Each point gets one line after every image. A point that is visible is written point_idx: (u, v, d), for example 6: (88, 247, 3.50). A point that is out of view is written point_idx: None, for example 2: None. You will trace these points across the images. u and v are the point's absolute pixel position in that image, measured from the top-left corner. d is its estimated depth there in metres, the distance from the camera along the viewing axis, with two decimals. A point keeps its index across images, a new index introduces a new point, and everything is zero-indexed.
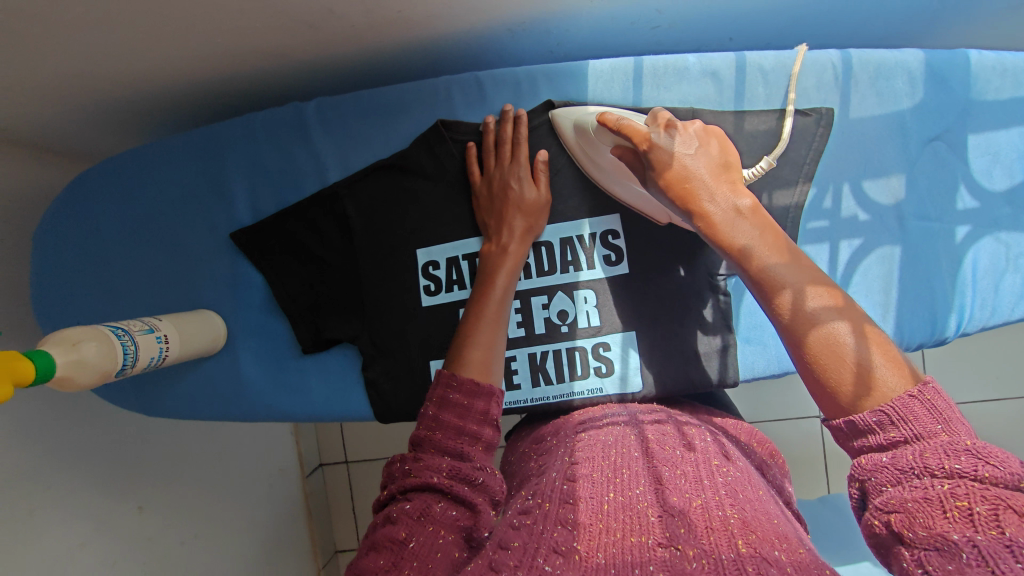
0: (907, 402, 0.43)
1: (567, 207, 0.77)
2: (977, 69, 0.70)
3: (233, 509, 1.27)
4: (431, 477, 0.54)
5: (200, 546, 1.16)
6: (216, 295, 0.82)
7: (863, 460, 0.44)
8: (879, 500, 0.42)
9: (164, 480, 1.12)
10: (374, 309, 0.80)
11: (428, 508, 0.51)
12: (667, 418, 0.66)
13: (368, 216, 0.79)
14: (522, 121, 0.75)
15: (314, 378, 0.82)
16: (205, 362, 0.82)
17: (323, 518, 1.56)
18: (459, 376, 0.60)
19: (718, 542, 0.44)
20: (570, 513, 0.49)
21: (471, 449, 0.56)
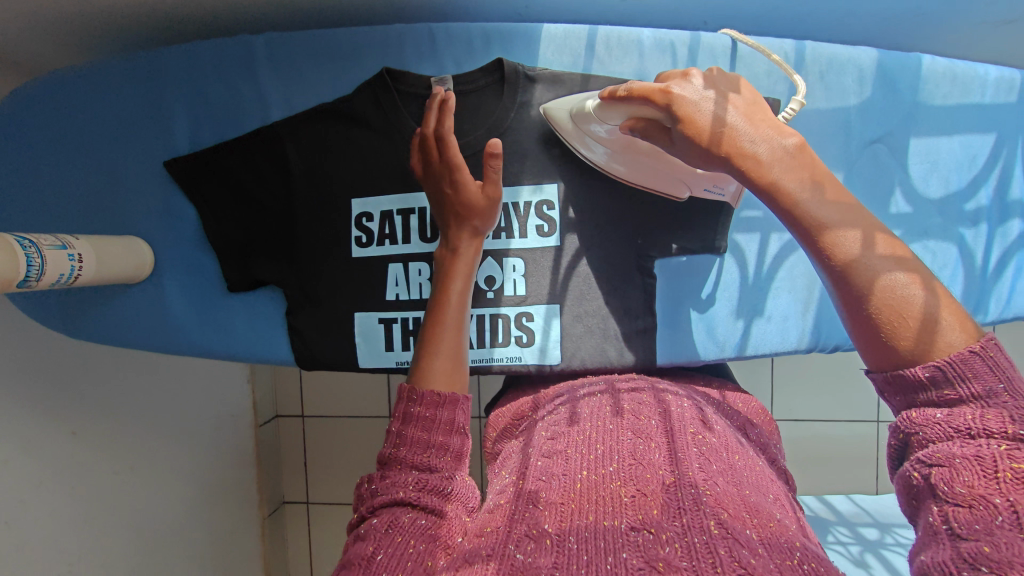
0: (966, 358, 0.39)
1: (508, 172, 0.76)
2: (928, 74, 0.68)
3: (172, 449, 1.27)
4: (398, 492, 0.48)
5: (137, 478, 1.17)
6: (148, 224, 0.81)
7: (913, 413, 0.41)
8: (923, 451, 0.40)
9: (105, 407, 1.12)
10: (305, 257, 0.79)
11: (396, 520, 0.46)
12: (632, 384, 0.65)
13: (309, 161, 0.78)
14: (445, 111, 0.69)
15: (239, 317, 0.81)
16: (131, 289, 0.81)
17: (273, 468, 1.57)
18: (418, 390, 0.54)
19: (691, 522, 0.42)
20: (539, 492, 0.48)
21: (440, 460, 0.51)
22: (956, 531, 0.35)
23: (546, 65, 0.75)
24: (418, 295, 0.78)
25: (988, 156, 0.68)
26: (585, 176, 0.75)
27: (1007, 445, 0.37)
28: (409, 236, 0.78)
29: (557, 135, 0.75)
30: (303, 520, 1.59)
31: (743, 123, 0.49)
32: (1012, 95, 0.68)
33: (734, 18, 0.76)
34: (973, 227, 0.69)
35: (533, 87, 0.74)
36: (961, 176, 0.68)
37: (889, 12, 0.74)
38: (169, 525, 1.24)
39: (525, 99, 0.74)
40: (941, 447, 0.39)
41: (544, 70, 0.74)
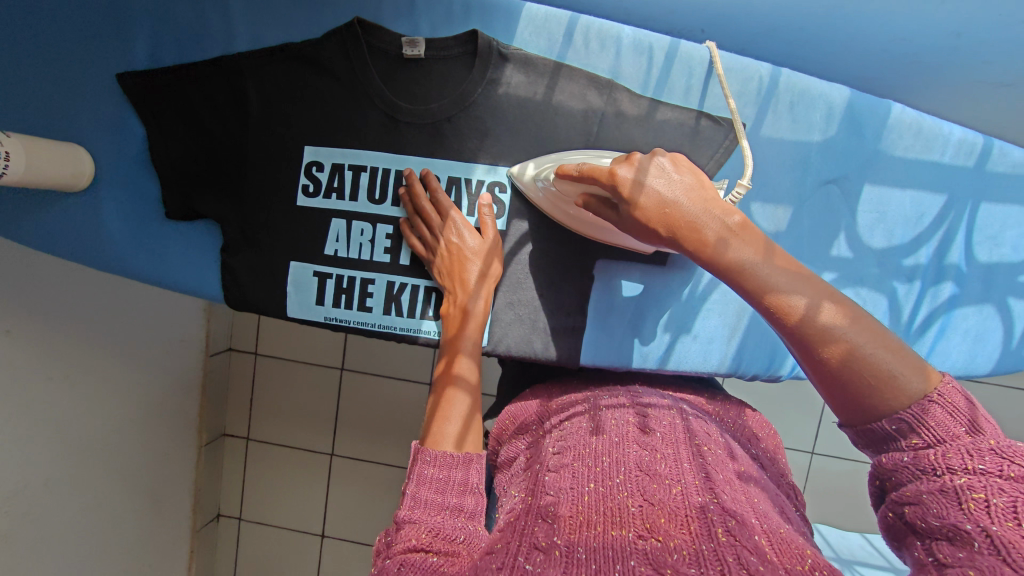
0: (923, 408, 0.41)
1: (465, 147, 0.75)
2: (894, 123, 0.67)
3: (116, 366, 1.22)
4: (412, 538, 0.49)
5: (67, 387, 1.10)
6: (93, 135, 0.78)
7: (884, 458, 0.43)
8: (896, 492, 0.42)
9: (45, 309, 1.04)
10: (249, 197, 0.77)
11: (409, 560, 0.46)
12: (627, 394, 0.66)
13: (266, 100, 0.76)
14: (431, 182, 0.73)
15: (174, 246, 0.80)
16: (66, 199, 0.79)
17: (218, 401, 1.56)
18: (430, 452, 0.58)
19: (698, 532, 0.44)
20: (548, 505, 0.48)
21: (455, 517, 0.52)
22: (940, 563, 0.36)
23: (522, 46, 0.73)
24: (356, 254, 0.78)
25: (936, 216, 0.68)
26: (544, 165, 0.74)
27: (966, 477, 0.38)
28: (357, 194, 0.77)
29: (522, 118, 0.73)
30: (240, 455, 1.59)
31: (685, 200, 0.51)
32: (970, 160, 0.67)
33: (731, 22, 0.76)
34: (906, 283, 0.69)
35: (504, 65, 0.72)
36: (906, 231, 0.68)
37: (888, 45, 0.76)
38: (103, 439, 1.21)
39: (494, 76, 0.72)
40: (910, 488, 0.41)
41: (519, 50, 0.72)
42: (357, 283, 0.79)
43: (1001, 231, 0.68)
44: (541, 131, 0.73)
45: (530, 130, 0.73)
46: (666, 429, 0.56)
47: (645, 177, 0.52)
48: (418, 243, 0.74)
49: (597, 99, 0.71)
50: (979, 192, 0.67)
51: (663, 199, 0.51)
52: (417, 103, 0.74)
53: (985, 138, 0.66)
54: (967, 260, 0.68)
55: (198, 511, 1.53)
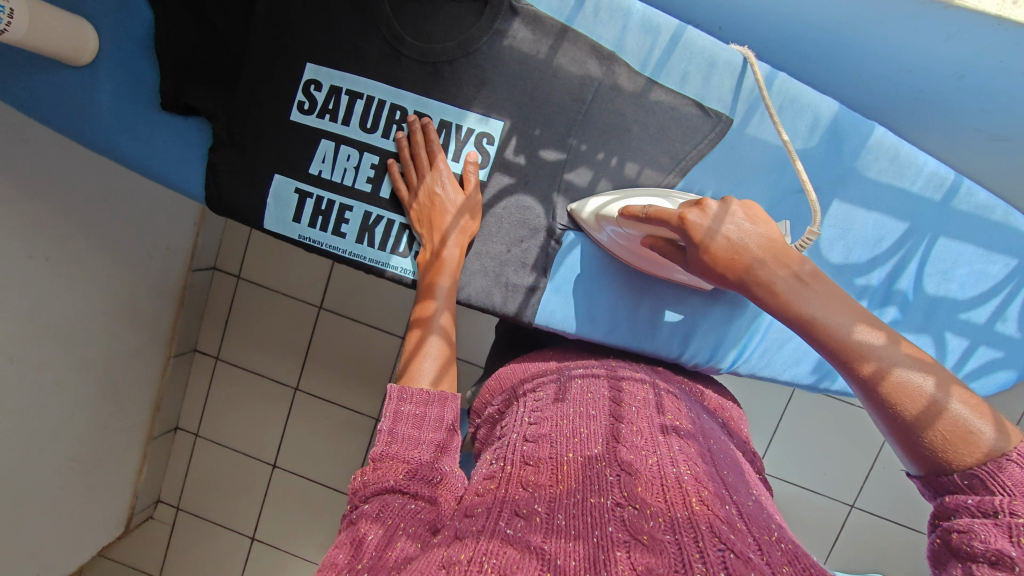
0: (999, 465, 0.39)
1: (461, 93, 0.76)
2: (873, 144, 0.69)
3: (99, 259, 1.23)
4: (392, 479, 0.51)
5: (49, 269, 1.10)
6: (100, 13, 0.79)
7: (946, 499, 0.42)
8: (947, 522, 0.40)
9: (36, 186, 1.03)
10: (243, 101, 0.79)
11: (387, 503, 0.49)
12: (603, 372, 0.68)
13: (276, 9, 0.77)
14: (431, 131, 0.75)
15: (164, 136, 0.82)
16: (64, 71, 0.80)
17: (194, 313, 1.58)
18: (410, 389, 0.59)
19: (673, 498, 0.45)
20: (528, 475, 0.50)
21: (428, 455, 0.54)
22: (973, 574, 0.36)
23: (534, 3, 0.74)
24: (339, 179, 0.80)
25: (894, 242, 0.70)
26: (534, 124, 0.75)
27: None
28: (349, 119, 0.78)
29: (519, 74, 0.75)
30: (207, 371, 1.61)
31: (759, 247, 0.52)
32: (937, 194, 0.69)
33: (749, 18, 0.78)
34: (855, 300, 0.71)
35: (513, 19, 0.73)
36: (864, 252, 0.70)
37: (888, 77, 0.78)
38: (75, 324, 1.21)
39: (501, 27, 0.74)
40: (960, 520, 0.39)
41: (528, 7, 0.73)
42: (335, 208, 0.80)
43: (953, 268, 0.70)
44: (536, 90, 0.75)
45: (525, 87, 0.75)
46: (640, 404, 0.60)
47: (719, 225, 0.54)
48: (403, 189, 0.76)
49: (595, 69, 0.73)
50: (939, 227, 0.69)
51: (733, 244, 0.53)
52: (422, 39, 0.75)
53: (955, 175, 0.68)
54: (915, 289, 0.70)
55: (157, 416, 1.55)
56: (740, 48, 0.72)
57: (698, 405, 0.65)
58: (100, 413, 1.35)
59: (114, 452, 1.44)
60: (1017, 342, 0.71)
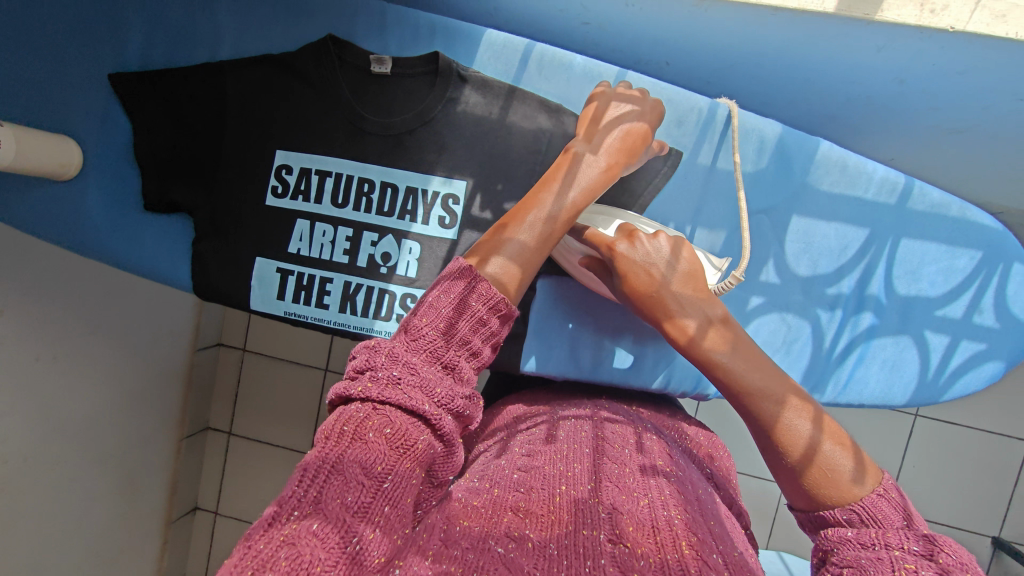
0: (873, 500, 0.44)
1: (424, 159, 0.80)
2: (821, 159, 0.71)
3: (105, 352, 1.27)
4: (421, 402, 0.44)
5: (57, 368, 1.14)
6: (82, 127, 0.84)
7: (830, 532, 0.44)
8: (835, 557, 0.42)
9: (37, 292, 1.07)
10: (220, 192, 0.83)
11: (407, 434, 0.42)
12: (587, 413, 0.70)
13: (242, 104, 0.82)
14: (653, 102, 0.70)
15: (150, 233, 0.86)
16: (53, 183, 0.85)
17: (202, 391, 1.60)
18: (486, 289, 0.50)
19: (664, 540, 0.47)
20: (519, 501, 0.51)
21: (467, 369, 0.48)
22: None
23: (480, 69, 0.79)
24: (317, 254, 0.83)
25: (859, 249, 0.71)
26: (495, 179, 0.79)
27: (899, 551, 0.39)
28: (321, 197, 0.82)
29: (476, 136, 0.78)
30: (221, 447, 1.62)
31: (674, 283, 0.56)
32: (892, 198, 0.71)
33: (690, 50, 0.83)
34: (829, 310, 0.72)
35: (463, 86, 0.78)
36: (830, 262, 0.71)
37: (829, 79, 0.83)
38: (86, 419, 1.24)
39: (454, 95, 0.78)
40: (845, 553, 0.41)
41: (476, 74, 0.78)
42: (316, 281, 0.83)
43: (920, 268, 0.70)
44: (494, 148, 0.78)
45: (483, 147, 0.78)
46: (631, 445, 0.62)
47: (642, 260, 0.57)
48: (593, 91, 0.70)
49: (547, 122, 0.77)
50: (900, 230, 0.70)
51: (652, 278, 0.56)
52: (381, 114, 0.79)
53: (905, 178, 0.69)
54: (887, 292, 0.71)
55: (173, 499, 1.55)
56: (716, 98, 0.75)
57: (685, 453, 0.68)
58: (116, 506, 1.36)
59: (133, 541, 1.44)
60: (998, 332, 0.71)
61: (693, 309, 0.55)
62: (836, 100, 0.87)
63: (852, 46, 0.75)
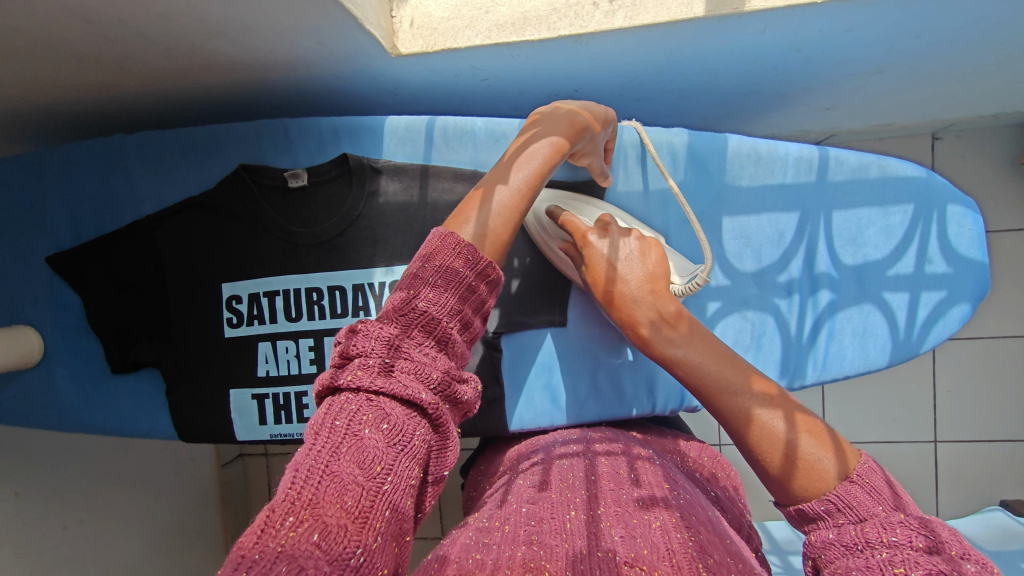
0: (849, 490, 0.45)
1: (361, 255, 0.82)
2: (733, 155, 0.72)
3: (130, 501, 1.28)
4: (417, 389, 0.43)
5: (86, 531, 1.16)
6: (37, 314, 0.87)
7: (814, 538, 0.45)
8: (828, 569, 0.43)
9: (46, 467, 1.09)
10: (178, 338, 0.85)
11: (402, 429, 0.42)
12: (579, 449, 0.71)
13: (178, 250, 0.84)
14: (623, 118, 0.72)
15: (124, 394, 0.88)
16: (24, 373, 0.87)
17: (238, 507, 1.57)
18: (473, 254, 0.49)
19: (681, 563, 0.48)
20: (533, 533, 0.53)
21: (459, 351, 0.48)
22: None
23: (391, 156, 0.81)
24: (286, 371, 0.84)
25: (796, 232, 0.71)
26: None
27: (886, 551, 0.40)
28: (275, 316, 0.84)
29: (404, 220, 0.80)
30: None
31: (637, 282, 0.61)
32: (812, 174, 0.71)
33: (589, 72, 0.86)
34: (786, 297, 0.72)
35: (379, 178, 0.80)
36: (772, 251, 0.71)
37: (726, 61, 0.86)
38: (130, 572, 1.25)
39: (372, 188, 0.80)
40: (837, 563, 0.42)
41: (387, 164, 0.80)
42: (293, 397, 0.84)
43: (860, 233, 0.71)
44: (424, 226, 0.80)
45: (413, 228, 0.80)
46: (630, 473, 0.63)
47: (611, 255, 0.62)
48: None
49: (466, 188, 0.79)
50: (828, 204, 0.71)
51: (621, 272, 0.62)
52: (308, 225, 0.81)
53: (818, 151, 0.70)
54: (835, 266, 0.71)
55: None
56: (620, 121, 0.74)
57: (690, 476, 0.69)
58: None
59: None
60: (957, 273, 0.71)
61: (644, 306, 0.60)
62: (742, 70, 0.90)
63: (736, 34, 0.77)
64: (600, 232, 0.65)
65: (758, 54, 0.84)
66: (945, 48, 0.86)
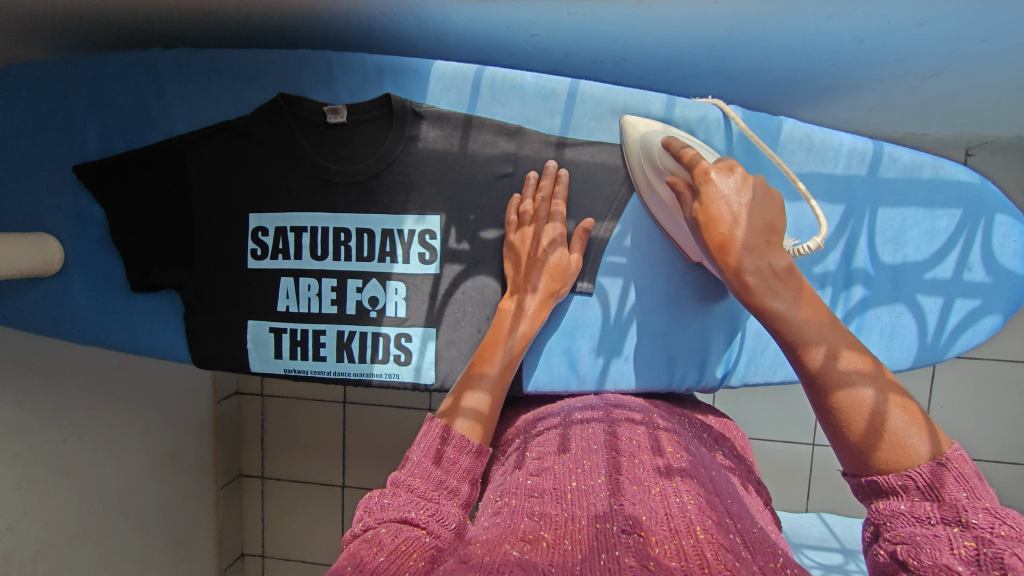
0: (936, 470, 0.46)
1: (394, 201, 0.80)
2: (785, 139, 0.70)
3: (128, 425, 1.29)
4: (408, 511, 0.53)
5: (82, 448, 1.16)
6: (58, 225, 0.86)
7: (881, 505, 0.48)
8: (891, 533, 0.46)
9: (48, 381, 1.09)
10: (201, 265, 0.84)
11: (402, 532, 0.50)
12: (600, 419, 0.69)
13: (208, 176, 0.83)
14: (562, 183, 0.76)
15: (140, 314, 0.87)
16: (41, 282, 0.87)
17: (230, 444, 1.59)
18: (454, 431, 0.61)
19: (679, 527, 0.49)
20: (534, 506, 0.54)
21: (447, 498, 0.57)
22: None
23: (434, 102, 0.79)
24: (307, 308, 0.84)
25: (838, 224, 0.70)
26: (468, 208, 0.79)
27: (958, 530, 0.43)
28: (300, 252, 0.83)
29: (441, 169, 0.79)
30: (258, 492, 1.62)
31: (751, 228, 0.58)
32: (864, 167, 0.70)
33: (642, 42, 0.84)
34: (820, 289, 0.70)
35: (420, 123, 0.78)
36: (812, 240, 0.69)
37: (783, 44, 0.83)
38: (122, 492, 1.26)
39: (412, 133, 0.78)
40: (903, 530, 0.45)
41: (430, 109, 0.78)
42: (310, 335, 0.84)
43: (903, 233, 0.70)
44: (461, 177, 0.79)
45: (450, 178, 0.79)
46: (637, 441, 0.64)
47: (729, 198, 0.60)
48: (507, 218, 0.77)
49: (508, 145, 0.78)
50: (875, 200, 0.70)
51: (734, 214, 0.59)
52: (343, 163, 0.80)
53: (874, 145, 0.69)
54: (873, 263, 0.70)
55: (221, 551, 1.57)
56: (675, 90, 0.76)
57: (698, 436, 0.71)
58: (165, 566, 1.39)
59: None
60: (994, 286, 0.70)
61: (747, 268, 0.57)
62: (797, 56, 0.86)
63: (803, 16, 0.75)
64: (722, 170, 0.63)
65: (816, 41, 0.82)
66: (1008, 57, 0.83)
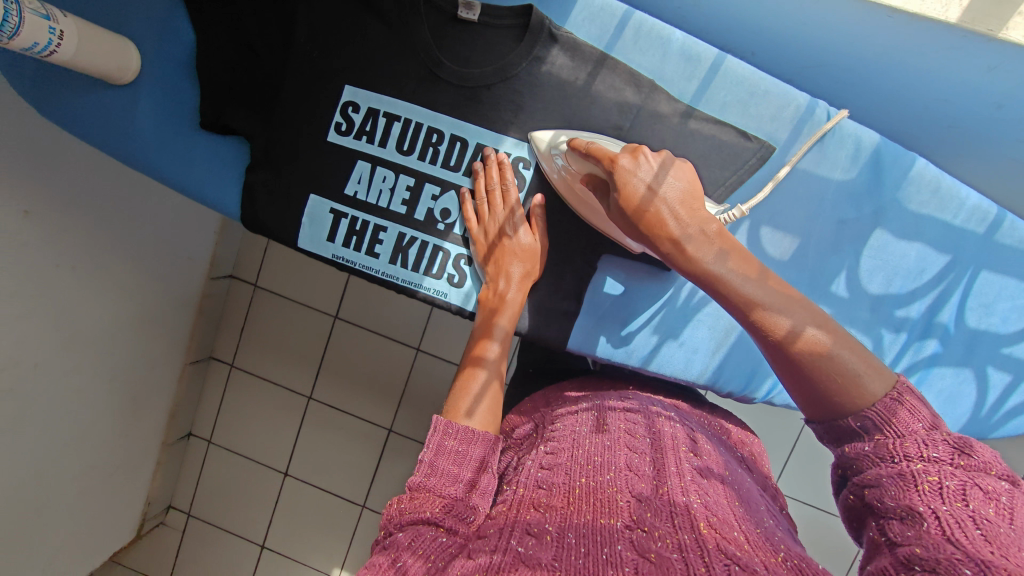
0: (887, 406, 0.45)
1: (499, 118, 0.77)
2: (915, 176, 0.72)
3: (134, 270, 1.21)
4: (428, 511, 0.49)
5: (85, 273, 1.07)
6: (143, 36, 0.80)
7: (846, 449, 0.46)
8: (857, 477, 0.44)
9: (62, 200, 0.98)
10: (279, 122, 0.80)
11: (420, 535, 0.47)
12: (638, 407, 0.64)
13: (314, 32, 0.78)
14: (506, 167, 0.75)
15: (202, 154, 0.83)
16: (106, 89, 0.82)
17: (211, 323, 1.52)
18: (456, 425, 0.57)
19: (681, 522, 0.45)
20: (541, 497, 0.50)
21: (467, 495, 0.52)
22: (892, 539, 0.39)
23: (572, 30, 0.76)
24: (375, 199, 0.80)
25: (934, 274, 0.74)
26: None
27: (923, 463, 0.41)
28: (385, 141, 0.79)
29: (558, 99, 0.75)
30: (224, 380, 1.54)
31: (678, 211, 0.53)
32: (980, 226, 0.73)
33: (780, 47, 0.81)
34: (894, 332, 0.75)
35: (552, 46, 0.74)
36: (904, 284, 0.74)
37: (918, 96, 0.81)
38: (100, 334, 1.17)
39: (541, 54, 0.74)
40: (870, 472, 0.44)
41: (568, 35, 0.74)
42: (370, 228, 0.81)
43: (993, 302, 0.74)
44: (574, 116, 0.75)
45: (563, 113, 0.75)
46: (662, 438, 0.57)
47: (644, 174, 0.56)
48: (472, 221, 0.76)
49: (633, 96, 0.74)
50: (980, 261, 0.74)
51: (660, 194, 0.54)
52: (460, 63, 0.76)
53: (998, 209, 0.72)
54: (956, 323, 0.75)
55: (171, 424, 1.49)
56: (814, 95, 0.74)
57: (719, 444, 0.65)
58: (119, 424, 1.31)
59: (129, 460, 1.38)
60: None
61: None
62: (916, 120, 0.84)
63: (964, 59, 0.69)
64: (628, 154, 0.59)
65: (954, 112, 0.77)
66: None
